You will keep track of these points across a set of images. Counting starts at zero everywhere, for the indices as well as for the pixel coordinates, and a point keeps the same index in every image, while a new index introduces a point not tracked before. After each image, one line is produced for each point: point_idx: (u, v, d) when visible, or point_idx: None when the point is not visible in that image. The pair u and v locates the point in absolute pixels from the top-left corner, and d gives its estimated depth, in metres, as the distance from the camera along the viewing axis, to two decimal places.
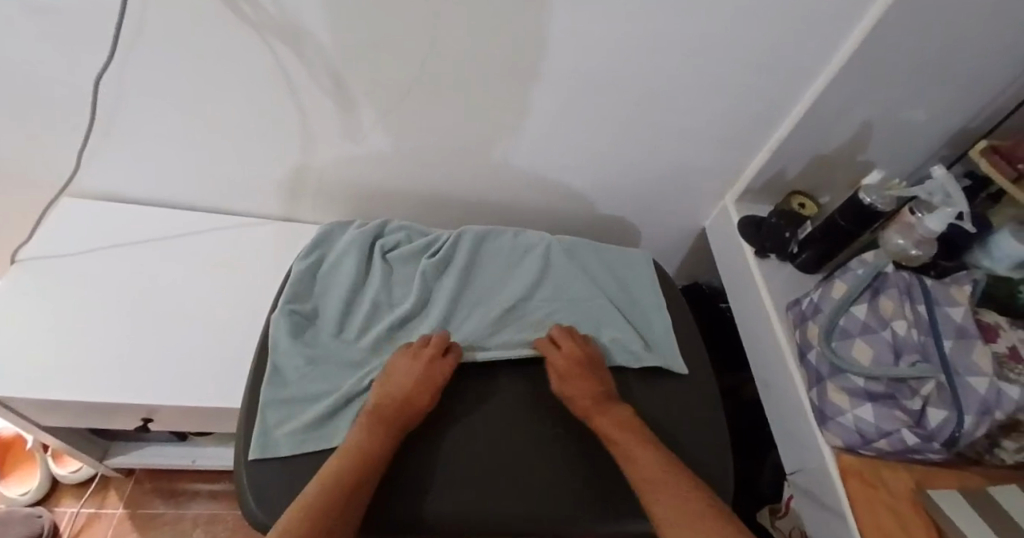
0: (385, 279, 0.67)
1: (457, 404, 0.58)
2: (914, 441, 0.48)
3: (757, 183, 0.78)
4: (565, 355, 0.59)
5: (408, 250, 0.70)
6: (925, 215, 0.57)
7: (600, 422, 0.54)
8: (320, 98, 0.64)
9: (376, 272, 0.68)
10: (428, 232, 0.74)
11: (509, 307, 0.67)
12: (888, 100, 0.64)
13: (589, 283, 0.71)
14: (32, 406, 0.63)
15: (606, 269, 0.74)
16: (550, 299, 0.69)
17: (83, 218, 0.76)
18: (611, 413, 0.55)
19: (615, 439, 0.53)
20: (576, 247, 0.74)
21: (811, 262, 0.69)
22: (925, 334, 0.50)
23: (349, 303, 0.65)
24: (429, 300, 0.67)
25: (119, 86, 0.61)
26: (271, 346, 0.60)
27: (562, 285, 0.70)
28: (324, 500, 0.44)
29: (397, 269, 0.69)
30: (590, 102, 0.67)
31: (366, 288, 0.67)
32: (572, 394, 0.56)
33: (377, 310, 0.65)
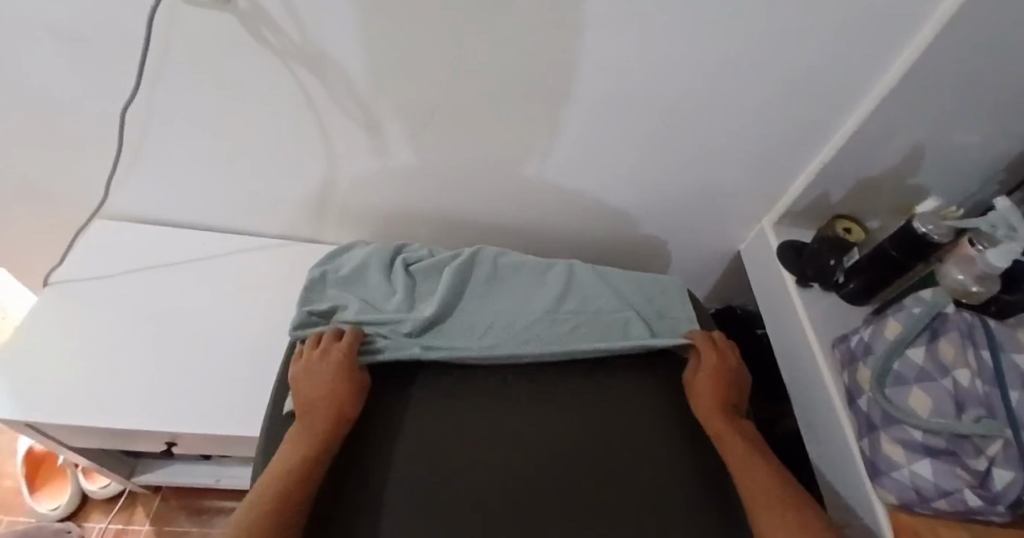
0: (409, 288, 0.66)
1: (391, 431, 0.53)
2: (976, 503, 0.44)
3: (797, 206, 0.74)
4: (711, 356, 0.62)
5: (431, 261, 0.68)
6: (986, 248, 0.52)
7: (712, 422, 0.56)
8: (343, 122, 0.63)
9: (400, 281, 0.66)
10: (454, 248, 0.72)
11: (534, 322, 0.65)
12: (943, 123, 0.60)
13: (619, 303, 0.68)
14: (58, 430, 0.64)
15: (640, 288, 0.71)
16: (576, 315, 0.66)
17: (112, 240, 0.77)
18: (732, 419, 0.56)
19: (726, 439, 0.54)
20: (604, 270, 0.71)
21: (857, 292, 0.65)
22: (989, 385, 0.46)
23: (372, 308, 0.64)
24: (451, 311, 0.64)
25: (144, 113, 0.61)
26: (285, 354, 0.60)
27: (591, 303, 0.67)
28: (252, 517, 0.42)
29: (419, 282, 0.67)
30: (621, 125, 0.64)
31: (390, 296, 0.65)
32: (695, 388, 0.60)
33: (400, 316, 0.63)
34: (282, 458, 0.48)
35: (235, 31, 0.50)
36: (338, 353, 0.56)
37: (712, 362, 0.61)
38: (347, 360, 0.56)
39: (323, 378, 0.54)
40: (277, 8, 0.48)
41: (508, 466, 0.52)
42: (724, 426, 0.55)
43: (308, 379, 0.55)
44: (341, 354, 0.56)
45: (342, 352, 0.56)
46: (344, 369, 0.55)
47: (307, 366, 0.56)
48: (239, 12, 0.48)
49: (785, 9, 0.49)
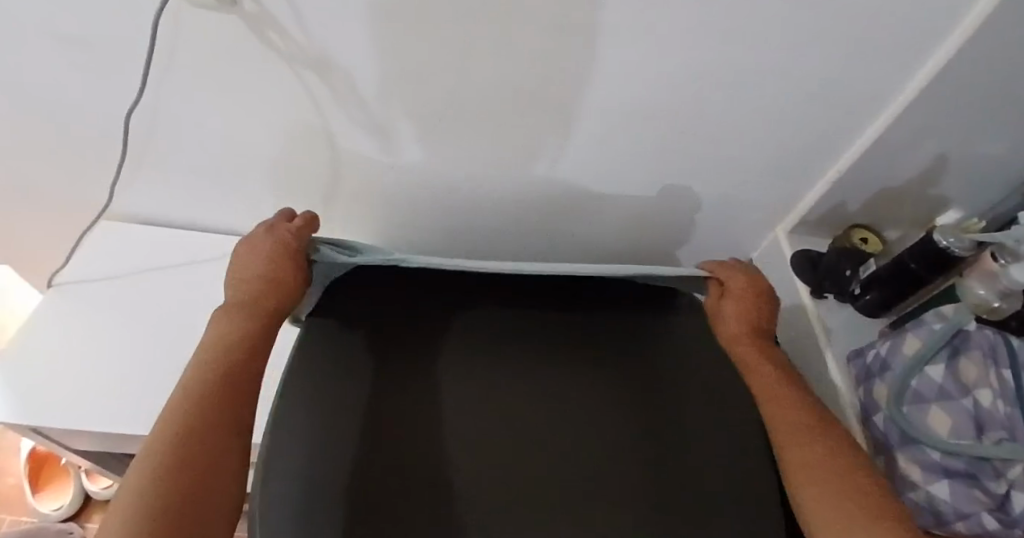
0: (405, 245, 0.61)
1: (340, 390, 0.47)
2: (994, 525, 0.43)
3: (813, 216, 0.73)
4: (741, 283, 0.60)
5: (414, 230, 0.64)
6: (1010, 263, 0.50)
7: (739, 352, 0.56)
8: (351, 125, 0.62)
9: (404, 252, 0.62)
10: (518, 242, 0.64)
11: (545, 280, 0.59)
12: (965, 132, 0.58)
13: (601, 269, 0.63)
14: (61, 433, 0.63)
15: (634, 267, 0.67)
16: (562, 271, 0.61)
17: (117, 241, 0.76)
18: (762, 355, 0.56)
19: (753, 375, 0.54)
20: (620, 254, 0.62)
21: (874, 304, 0.64)
22: (1011, 406, 0.44)
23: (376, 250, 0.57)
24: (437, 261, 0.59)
25: (149, 116, 0.60)
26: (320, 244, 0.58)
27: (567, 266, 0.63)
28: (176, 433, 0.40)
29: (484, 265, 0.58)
30: (633, 131, 0.63)
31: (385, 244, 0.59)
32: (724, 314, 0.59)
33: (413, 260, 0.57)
34: (210, 350, 0.47)
35: (240, 34, 0.49)
36: (287, 234, 0.54)
37: (742, 287, 0.60)
38: (296, 242, 0.54)
39: (268, 257, 0.52)
40: (280, 14, 0.47)
41: (415, 447, 0.45)
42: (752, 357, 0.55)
43: (250, 258, 0.53)
44: (290, 236, 0.54)
45: (291, 235, 0.54)
46: (289, 250, 0.53)
47: (254, 242, 0.54)
48: (245, 16, 0.47)
49: (804, 20, 0.48)
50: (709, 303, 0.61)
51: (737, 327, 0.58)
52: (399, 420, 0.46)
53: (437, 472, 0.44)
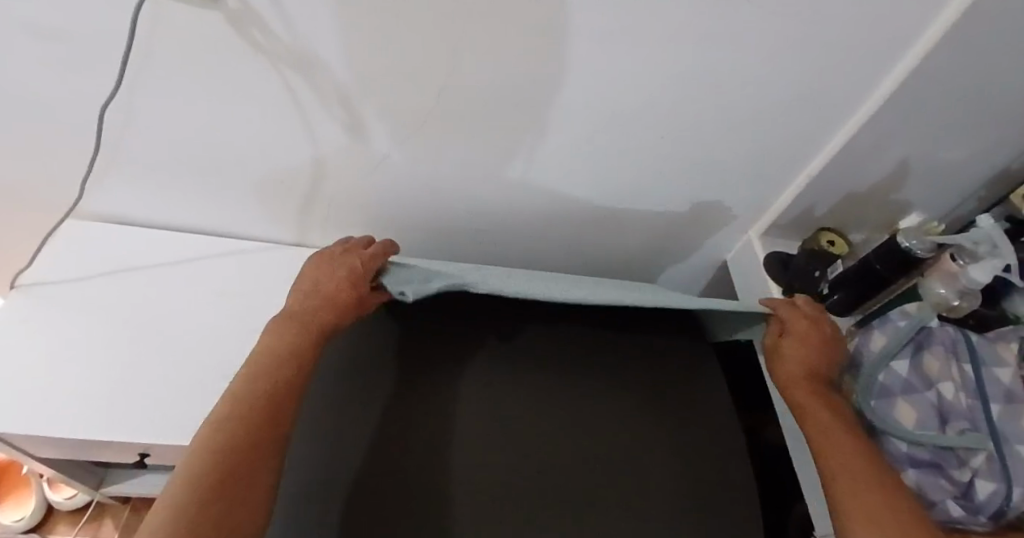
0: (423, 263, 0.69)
1: (361, 396, 0.53)
2: (959, 513, 0.45)
3: (784, 219, 0.75)
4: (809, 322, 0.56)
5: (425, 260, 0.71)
6: (968, 263, 0.54)
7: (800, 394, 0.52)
8: (333, 124, 0.61)
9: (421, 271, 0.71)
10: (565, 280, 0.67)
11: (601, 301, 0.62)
12: (925, 140, 0.62)
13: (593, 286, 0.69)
14: (27, 440, 0.61)
15: (629, 283, 0.72)
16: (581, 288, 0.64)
17: (86, 241, 0.74)
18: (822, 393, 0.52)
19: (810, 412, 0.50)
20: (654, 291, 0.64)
21: (842, 303, 0.66)
22: (972, 399, 0.48)
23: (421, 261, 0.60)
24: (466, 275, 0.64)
25: (127, 113, 0.58)
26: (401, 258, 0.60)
27: (573, 282, 0.68)
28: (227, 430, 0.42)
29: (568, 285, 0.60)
30: (615, 134, 0.64)
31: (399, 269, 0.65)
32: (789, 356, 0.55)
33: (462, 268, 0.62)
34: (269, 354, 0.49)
35: (225, 31, 0.49)
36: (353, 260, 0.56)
37: (803, 328, 0.55)
38: (364, 268, 0.56)
39: (339, 278, 0.55)
40: (268, 10, 0.46)
41: (417, 465, 0.49)
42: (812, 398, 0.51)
43: (330, 274, 0.56)
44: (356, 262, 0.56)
45: (361, 261, 0.56)
46: (356, 275, 0.56)
47: (324, 262, 0.58)
48: (229, 13, 0.46)
49: (781, 26, 0.49)
50: (768, 340, 0.58)
51: (795, 371, 0.54)
52: (407, 440, 0.51)
53: (442, 475, 0.49)
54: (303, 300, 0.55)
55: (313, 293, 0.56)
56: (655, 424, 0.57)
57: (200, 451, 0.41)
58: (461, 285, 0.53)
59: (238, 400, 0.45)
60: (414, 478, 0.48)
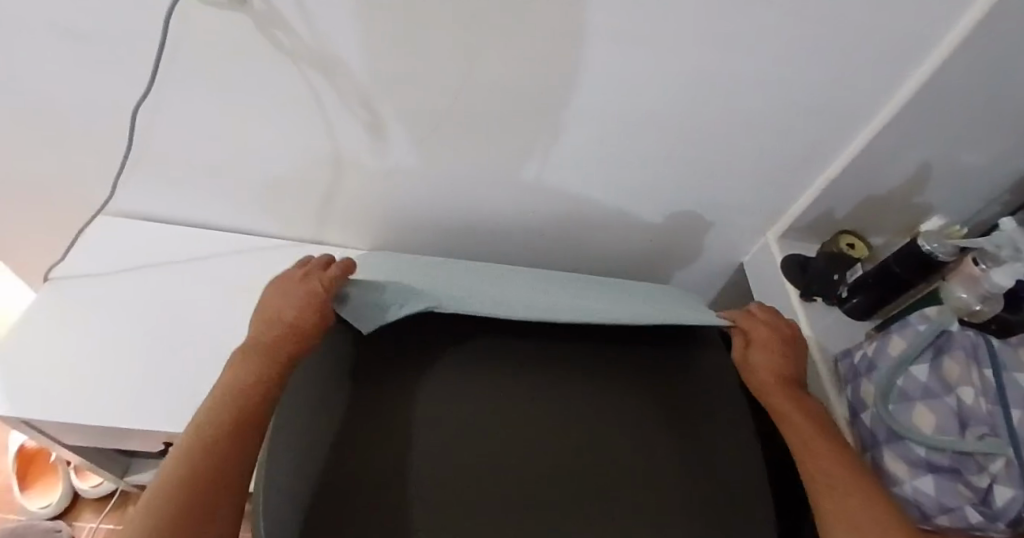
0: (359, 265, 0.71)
1: (333, 400, 0.49)
2: (978, 520, 0.44)
3: (802, 221, 0.75)
4: (771, 329, 0.61)
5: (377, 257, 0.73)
6: (991, 267, 0.53)
7: (771, 395, 0.56)
8: (352, 124, 0.63)
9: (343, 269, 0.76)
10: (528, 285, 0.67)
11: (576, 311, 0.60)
12: (947, 143, 0.61)
13: (564, 287, 0.70)
14: (55, 428, 0.63)
15: (600, 285, 0.75)
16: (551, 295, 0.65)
17: (115, 237, 0.76)
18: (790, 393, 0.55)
19: (783, 412, 0.53)
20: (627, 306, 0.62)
21: (860, 307, 0.66)
22: (992, 404, 0.47)
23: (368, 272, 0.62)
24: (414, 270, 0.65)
25: (155, 113, 0.61)
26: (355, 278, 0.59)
27: (540, 282, 0.70)
28: (180, 474, 0.40)
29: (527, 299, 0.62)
30: (630, 136, 0.64)
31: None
32: (755, 363, 0.59)
33: (403, 271, 0.64)
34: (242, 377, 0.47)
35: (251, 33, 0.50)
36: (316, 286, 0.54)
37: (762, 336, 0.60)
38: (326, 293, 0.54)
39: (298, 303, 0.53)
40: (291, 12, 0.48)
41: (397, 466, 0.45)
42: (782, 398, 0.54)
43: (291, 296, 0.53)
44: (319, 287, 0.54)
45: (322, 286, 0.54)
46: (318, 297, 0.53)
47: (287, 286, 0.56)
48: (254, 15, 0.48)
49: (797, 27, 0.49)
50: (736, 355, 0.61)
51: (765, 377, 0.57)
52: (372, 439, 0.47)
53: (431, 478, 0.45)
54: (264, 316, 0.53)
55: (273, 313, 0.52)
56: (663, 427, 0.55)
57: (152, 498, 0.38)
58: (434, 307, 0.56)
59: (199, 432, 0.43)
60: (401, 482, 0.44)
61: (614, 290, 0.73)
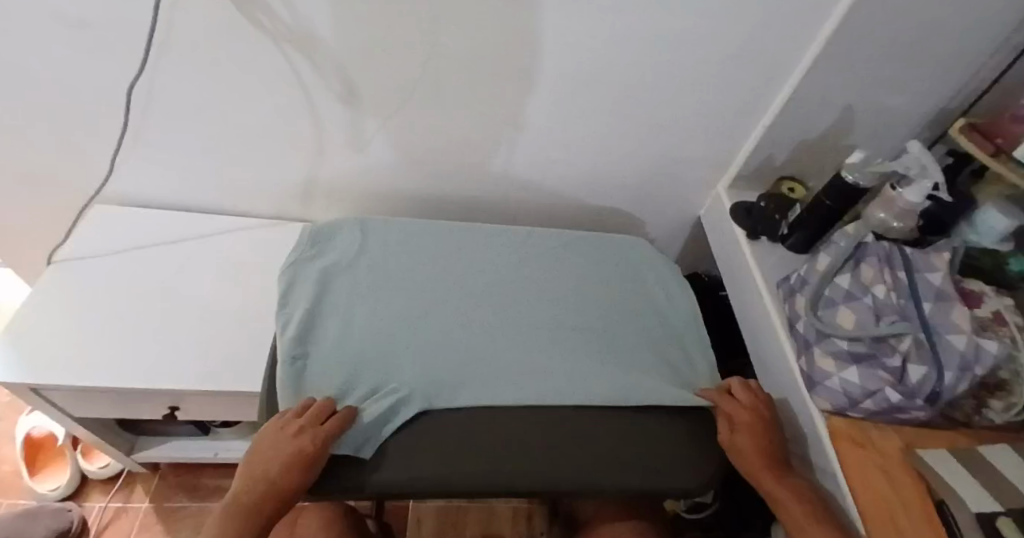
0: (317, 292, 0.66)
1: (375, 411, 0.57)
2: (896, 398, 0.50)
3: (747, 170, 0.81)
4: (753, 417, 0.60)
5: (341, 267, 0.69)
6: (904, 189, 0.59)
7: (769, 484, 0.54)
8: (329, 99, 0.68)
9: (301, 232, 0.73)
10: (506, 305, 0.69)
11: (553, 381, 0.63)
12: (866, 85, 0.67)
13: (541, 310, 0.70)
14: (66, 393, 0.67)
15: (575, 274, 0.75)
16: (528, 342, 0.66)
17: (112, 223, 0.81)
18: (784, 480, 0.54)
19: (786, 505, 0.52)
20: (604, 371, 0.65)
21: (800, 242, 0.72)
22: (904, 298, 0.52)
23: (346, 368, 0.60)
24: (388, 335, 0.63)
25: (147, 94, 0.66)
26: (340, 352, 0.61)
27: (517, 316, 0.69)
28: None
29: (508, 358, 0.64)
30: (583, 100, 0.71)
31: (299, 346, 0.61)
32: (741, 449, 0.58)
33: (379, 346, 0.62)
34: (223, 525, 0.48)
35: (233, 13, 0.56)
36: (308, 442, 0.51)
37: (744, 420, 0.60)
38: (314, 453, 0.51)
39: (280, 461, 0.50)
40: None
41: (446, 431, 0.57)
42: (781, 489, 0.53)
43: (278, 448, 0.51)
44: (311, 443, 0.51)
45: (312, 445, 0.51)
46: (301, 456, 0.50)
47: (278, 430, 0.53)
48: None
49: None
50: (719, 439, 0.60)
51: (754, 461, 0.56)
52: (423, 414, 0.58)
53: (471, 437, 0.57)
54: (251, 463, 0.52)
55: (260, 462, 0.51)
56: (636, 416, 0.61)
57: None
58: (427, 407, 0.58)
59: None
60: (447, 446, 0.56)
61: (601, 308, 0.72)
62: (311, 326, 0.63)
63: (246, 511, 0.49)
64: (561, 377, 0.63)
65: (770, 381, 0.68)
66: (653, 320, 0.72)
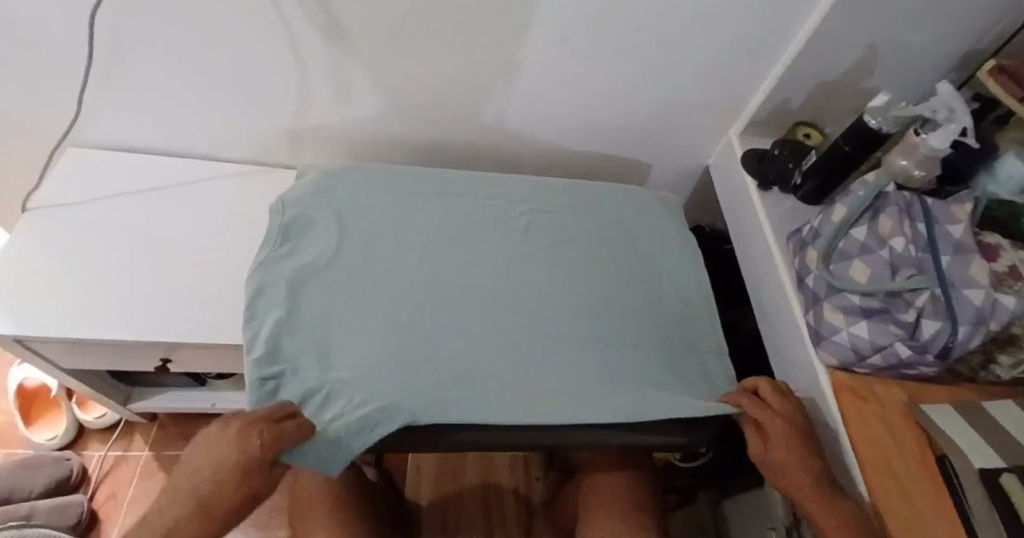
0: (289, 297, 0.56)
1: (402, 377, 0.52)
2: (906, 353, 0.49)
3: (760, 115, 0.77)
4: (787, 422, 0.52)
5: (318, 266, 0.58)
6: (929, 134, 0.55)
7: (812, 504, 0.48)
8: (314, 34, 0.62)
9: (269, 217, 0.62)
10: (508, 270, 0.62)
11: (565, 365, 0.57)
12: (894, 22, 0.62)
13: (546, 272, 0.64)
14: (53, 347, 0.66)
15: (587, 251, 0.66)
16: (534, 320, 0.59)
17: (87, 169, 0.77)
18: (829, 499, 0.47)
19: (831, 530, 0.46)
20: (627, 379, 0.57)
21: (812, 193, 0.69)
22: (922, 251, 0.50)
23: (322, 389, 0.51)
24: (374, 351, 0.53)
25: (110, 30, 0.60)
26: (318, 374, 0.51)
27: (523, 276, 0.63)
28: None
29: (516, 344, 0.57)
30: (590, 36, 0.65)
31: (268, 367, 0.51)
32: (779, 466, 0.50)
33: (362, 364, 0.52)
34: None
35: None
36: (246, 454, 0.42)
37: (781, 430, 0.51)
38: (253, 464, 0.43)
39: (210, 477, 0.43)
40: None
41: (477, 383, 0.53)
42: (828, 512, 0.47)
43: (211, 461, 0.43)
44: (254, 445, 0.42)
45: (254, 455, 0.42)
46: (238, 471, 0.43)
47: (216, 437, 0.45)
48: None
49: None
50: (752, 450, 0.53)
51: (795, 479, 0.49)
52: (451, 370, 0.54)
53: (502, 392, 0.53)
54: (182, 479, 0.44)
55: (189, 478, 0.44)
56: (645, 383, 0.57)
57: None
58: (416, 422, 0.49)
59: None
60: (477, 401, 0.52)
61: (618, 282, 0.65)
62: (281, 342, 0.53)
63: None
64: (572, 365, 0.57)
65: (774, 333, 0.67)
66: (668, 272, 0.67)
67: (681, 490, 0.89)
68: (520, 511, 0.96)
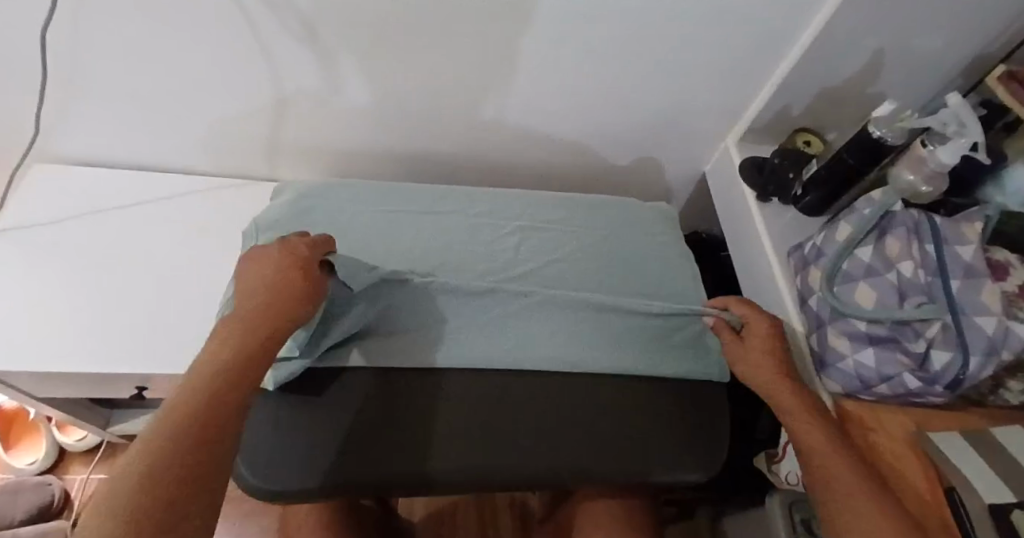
0: None
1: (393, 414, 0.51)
2: (914, 384, 0.47)
3: (760, 121, 0.74)
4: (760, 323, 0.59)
5: None
6: (937, 147, 0.53)
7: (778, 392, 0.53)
8: (290, 44, 0.59)
9: (244, 241, 0.61)
10: (500, 285, 0.60)
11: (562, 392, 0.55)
12: (902, 26, 0.59)
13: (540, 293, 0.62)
14: (23, 380, 0.62)
15: (575, 252, 0.65)
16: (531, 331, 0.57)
17: (55, 187, 0.73)
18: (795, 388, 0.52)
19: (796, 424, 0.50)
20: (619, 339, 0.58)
21: (814, 204, 0.66)
22: (932, 275, 0.47)
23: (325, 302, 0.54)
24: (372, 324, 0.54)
25: (67, 43, 0.56)
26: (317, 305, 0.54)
27: None
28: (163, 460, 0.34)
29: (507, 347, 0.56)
30: (582, 41, 0.62)
31: None
32: (748, 361, 0.56)
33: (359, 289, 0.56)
34: (222, 359, 0.41)
35: None
36: (297, 246, 0.49)
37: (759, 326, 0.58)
38: (307, 256, 0.48)
39: (272, 271, 0.47)
40: None
41: (474, 422, 0.52)
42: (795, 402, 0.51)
43: (263, 269, 0.47)
44: (300, 249, 0.49)
45: (303, 249, 0.49)
46: (296, 263, 0.48)
47: (255, 261, 0.48)
48: None
49: None
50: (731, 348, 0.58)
51: (765, 370, 0.54)
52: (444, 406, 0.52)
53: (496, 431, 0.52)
54: (239, 299, 0.46)
55: (245, 289, 0.46)
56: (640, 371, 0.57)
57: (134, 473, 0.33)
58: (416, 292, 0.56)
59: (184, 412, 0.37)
60: (468, 437, 0.51)
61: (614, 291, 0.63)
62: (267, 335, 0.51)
63: (250, 333, 0.43)
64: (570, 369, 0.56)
65: None
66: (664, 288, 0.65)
67: (679, 501, 0.87)
68: (515, 524, 0.95)
